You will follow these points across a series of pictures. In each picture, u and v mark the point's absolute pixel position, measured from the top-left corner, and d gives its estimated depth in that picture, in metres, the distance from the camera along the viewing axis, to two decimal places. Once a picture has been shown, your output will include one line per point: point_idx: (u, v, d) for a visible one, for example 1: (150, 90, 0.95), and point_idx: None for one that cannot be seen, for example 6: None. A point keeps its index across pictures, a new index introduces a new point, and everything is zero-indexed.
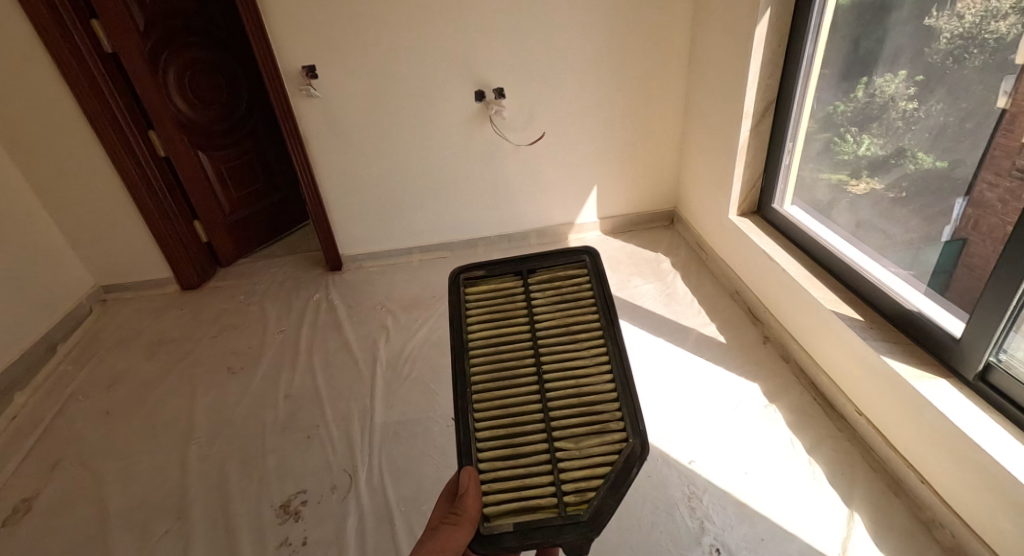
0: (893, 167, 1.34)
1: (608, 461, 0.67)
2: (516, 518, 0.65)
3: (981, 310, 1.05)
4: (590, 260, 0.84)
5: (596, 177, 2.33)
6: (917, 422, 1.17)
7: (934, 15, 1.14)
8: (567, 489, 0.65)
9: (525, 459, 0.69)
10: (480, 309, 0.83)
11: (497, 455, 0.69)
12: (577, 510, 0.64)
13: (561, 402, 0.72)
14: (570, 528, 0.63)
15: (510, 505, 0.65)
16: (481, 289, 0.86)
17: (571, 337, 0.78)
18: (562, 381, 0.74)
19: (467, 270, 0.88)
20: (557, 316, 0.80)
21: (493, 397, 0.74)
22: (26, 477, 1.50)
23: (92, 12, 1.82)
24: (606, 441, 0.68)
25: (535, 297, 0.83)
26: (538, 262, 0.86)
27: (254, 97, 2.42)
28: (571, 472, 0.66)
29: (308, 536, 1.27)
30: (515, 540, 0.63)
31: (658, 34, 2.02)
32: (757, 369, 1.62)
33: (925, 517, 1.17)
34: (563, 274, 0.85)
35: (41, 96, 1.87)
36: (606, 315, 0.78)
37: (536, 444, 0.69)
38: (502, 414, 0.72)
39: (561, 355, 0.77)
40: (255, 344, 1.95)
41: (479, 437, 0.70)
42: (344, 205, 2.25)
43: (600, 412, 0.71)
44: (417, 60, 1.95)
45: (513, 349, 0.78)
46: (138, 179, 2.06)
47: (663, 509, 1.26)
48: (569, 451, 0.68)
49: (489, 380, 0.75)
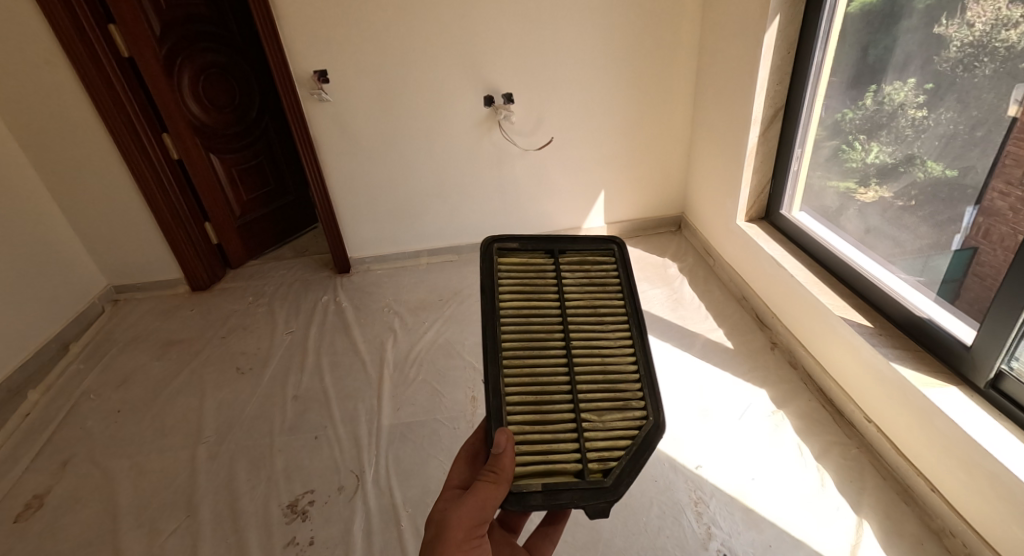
0: (902, 175, 1.33)
1: (628, 434, 0.73)
2: (543, 480, 0.70)
3: (992, 319, 1.05)
4: (618, 249, 0.88)
5: (603, 182, 2.34)
6: (928, 430, 1.16)
7: (944, 23, 1.15)
8: (591, 457, 0.71)
9: (551, 426, 0.73)
10: (509, 280, 0.83)
11: (525, 420, 0.72)
12: (599, 475, 0.71)
13: (588, 377, 0.76)
14: (592, 491, 0.70)
15: (537, 467, 0.70)
16: (511, 260, 0.85)
17: (597, 317, 0.82)
18: (588, 357, 0.78)
19: (501, 241, 0.86)
20: (585, 297, 0.83)
21: (522, 365, 0.76)
22: (39, 474, 1.52)
23: (109, 17, 1.85)
24: (627, 416, 0.74)
25: (566, 276, 0.84)
26: (568, 243, 0.87)
27: (265, 100, 2.46)
28: (595, 442, 0.72)
29: (315, 536, 1.28)
30: (541, 499, 0.69)
31: (667, 40, 2.04)
32: (764, 374, 1.62)
33: (936, 526, 1.16)
34: (591, 259, 0.87)
35: (59, 99, 1.90)
36: (631, 302, 0.83)
37: (562, 413, 0.73)
38: (530, 381, 0.75)
39: (588, 334, 0.80)
40: (264, 345, 1.97)
41: (508, 402, 0.73)
42: (353, 209, 2.27)
43: (622, 389, 0.76)
44: (428, 66, 1.98)
45: (542, 323, 0.80)
46: (152, 181, 2.08)
47: (669, 514, 1.25)
48: (593, 423, 0.73)
49: (519, 349, 0.77)
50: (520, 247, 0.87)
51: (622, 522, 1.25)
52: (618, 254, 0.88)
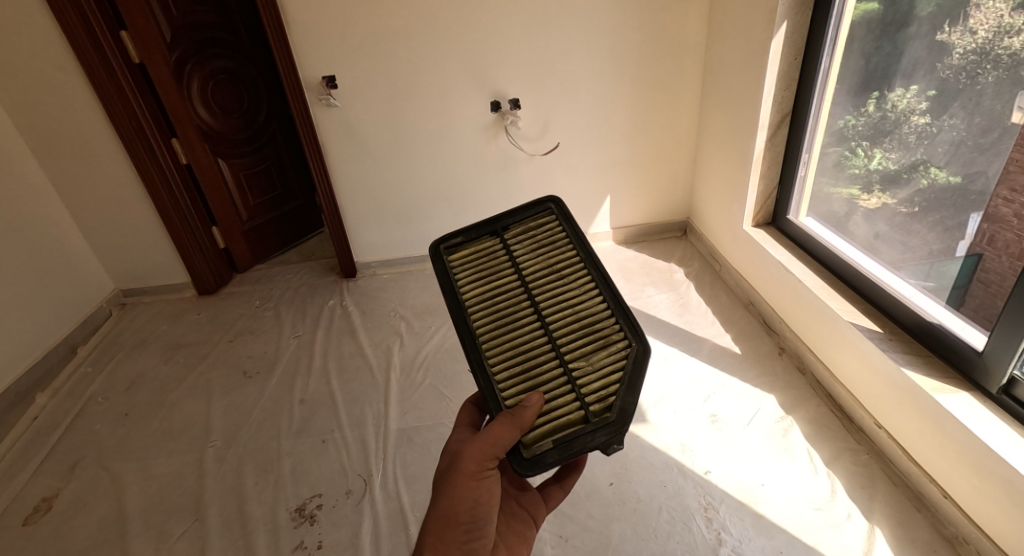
0: (906, 181, 1.34)
1: (618, 367, 0.76)
2: (556, 434, 0.72)
3: (1004, 324, 1.05)
4: (556, 209, 0.91)
5: (609, 187, 2.35)
6: (939, 436, 1.15)
7: (946, 30, 1.16)
8: (590, 398, 0.74)
9: (544, 384, 0.76)
10: (464, 273, 0.87)
11: (519, 391, 0.75)
12: (601, 412, 0.73)
13: (565, 330, 0.80)
14: (600, 428, 0.72)
15: (548, 427, 0.72)
16: (464, 254, 0.90)
17: (557, 275, 0.85)
18: (560, 313, 0.82)
19: (446, 240, 0.91)
20: (539, 261, 0.87)
21: (501, 342, 0.80)
22: (48, 477, 1.52)
23: (121, 24, 1.87)
24: (612, 352, 0.77)
25: (517, 249, 0.89)
26: (509, 219, 0.92)
27: (272, 105, 2.49)
28: (591, 385, 0.75)
29: (323, 540, 1.28)
30: (557, 455, 0.70)
31: (673, 45, 2.05)
32: (773, 380, 1.61)
33: (948, 533, 1.15)
34: (535, 224, 0.91)
35: (69, 104, 1.92)
36: (584, 249, 0.87)
37: (551, 370, 0.77)
38: (513, 354, 0.78)
39: (551, 290, 0.84)
40: (271, 349, 1.97)
41: (501, 383, 0.76)
42: (360, 213, 2.27)
43: (601, 329, 0.79)
44: (435, 72, 1.99)
45: (507, 300, 0.83)
46: (161, 187, 2.10)
47: (679, 519, 1.25)
48: (584, 368, 0.76)
49: (489, 327, 0.81)
50: (466, 240, 0.92)
51: (631, 527, 1.24)
52: (556, 214, 0.91)
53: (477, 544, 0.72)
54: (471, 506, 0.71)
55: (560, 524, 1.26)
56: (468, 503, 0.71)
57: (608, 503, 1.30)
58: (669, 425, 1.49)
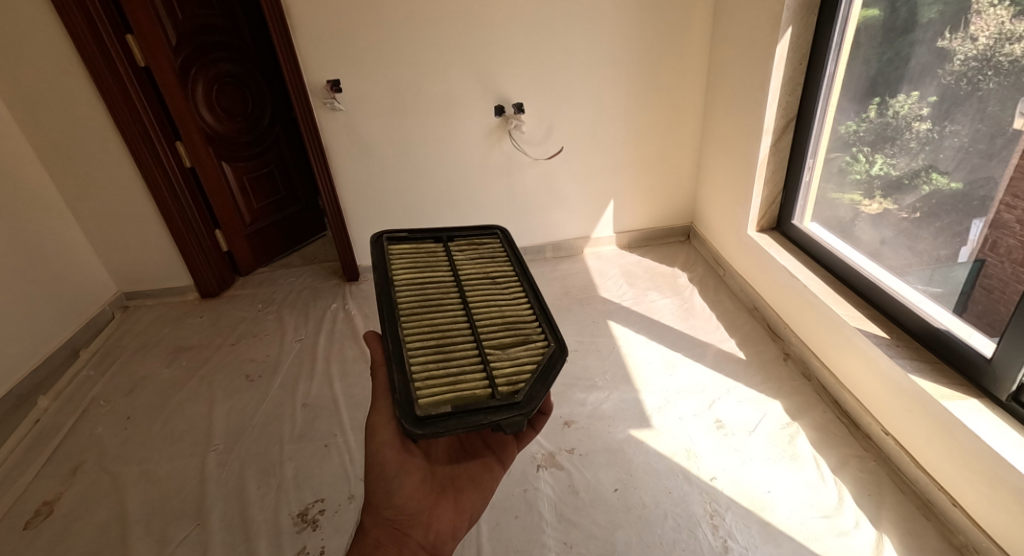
0: (907, 188, 1.35)
1: (533, 361, 0.74)
2: (458, 402, 0.67)
3: (1013, 331, 1.04)
4: (502, 234, 0.99)
5: (613, 193, 2.35)
6: (949, 443, 1.14)
7: (947, 37, 1.17)
8: (500, 380, 0.71)
9: (456, 360, 0.73)
10: (400, 261, 0.90)
11: (430, 360, 0.73)
12: (508, 393, 0.69)
13: (488, 322, 0.80)
14: (504, 407, 0.67)
15: (448, 396, 0.68)
16: (405, 246, 0.94)
17: (491, 279, 0.88)
18: (488, 307, 0.82)
19: (391, 233, 0.97)
20: (477, 266, 0.90)
21: (422, 319, 0.78)
22: (50, 480, 1.52)
23: (127, 28, 1.88)
24: (530, 347, 0.76)
25: (457, 254, 0.93)
26: (454, 230, 0.98)
27: (276, 109, 2.50)
28: (504, 369, 0.72)
29: (325, 545, 1.27)
30: (453, 421, 0.65)
31: (677, 50, 2.05)
32: (779, 385, 1.61)
33: (958, 542, 1.14)
34: (478, 240, 0.97)
35: (72, 106, 1.92)
36: (520, 267, 0.91)
37: (465, 349, 0.75)
38: (430, 331, 0.77)
39: (484, 290, 0.85)
40: (273, 352, 1.97)
41: (414, 352, 0.73)
42: (364, 217, 2.27)
43: (522, 328, 0.80)
44: (440, 77, 1.99)
45: (437, 288, 0.84)
46: (165, 190, 2.09)
47: (686, 527, 1.23)
48: (498, 355, 0.74)
49: (415, 306, 0.80)
50: (410, 238, 0.96)
51: (636, 534, 1.23)
52: (502, 238, 0.98)
53: (402, 497, 0.79)
54: (377, 467, 0.78)
55: (560, 530, 1.25)
56: (378, 465, 0.78)
57: (613, 509, 1.29)
58: (674, 431, 1.49)
